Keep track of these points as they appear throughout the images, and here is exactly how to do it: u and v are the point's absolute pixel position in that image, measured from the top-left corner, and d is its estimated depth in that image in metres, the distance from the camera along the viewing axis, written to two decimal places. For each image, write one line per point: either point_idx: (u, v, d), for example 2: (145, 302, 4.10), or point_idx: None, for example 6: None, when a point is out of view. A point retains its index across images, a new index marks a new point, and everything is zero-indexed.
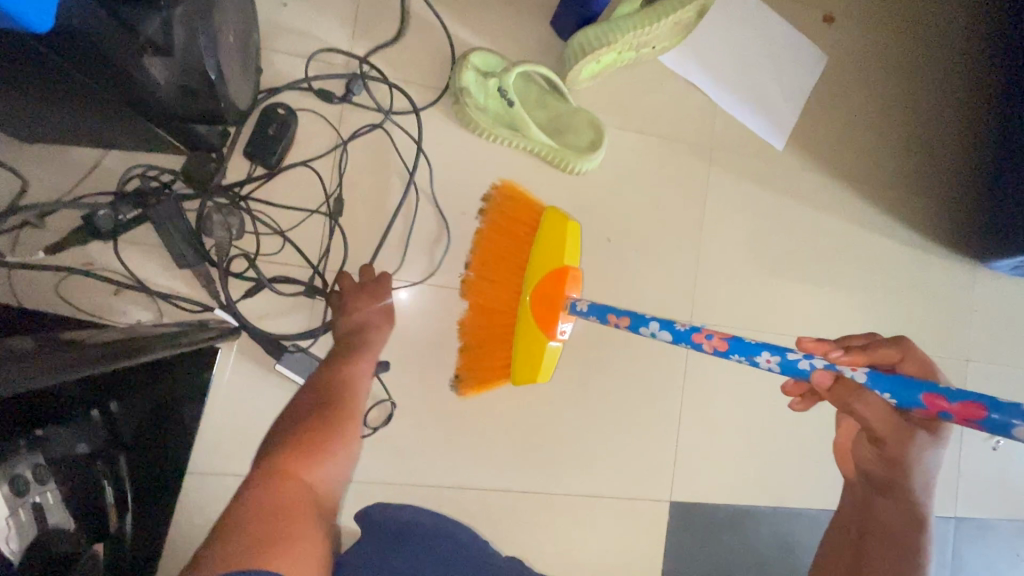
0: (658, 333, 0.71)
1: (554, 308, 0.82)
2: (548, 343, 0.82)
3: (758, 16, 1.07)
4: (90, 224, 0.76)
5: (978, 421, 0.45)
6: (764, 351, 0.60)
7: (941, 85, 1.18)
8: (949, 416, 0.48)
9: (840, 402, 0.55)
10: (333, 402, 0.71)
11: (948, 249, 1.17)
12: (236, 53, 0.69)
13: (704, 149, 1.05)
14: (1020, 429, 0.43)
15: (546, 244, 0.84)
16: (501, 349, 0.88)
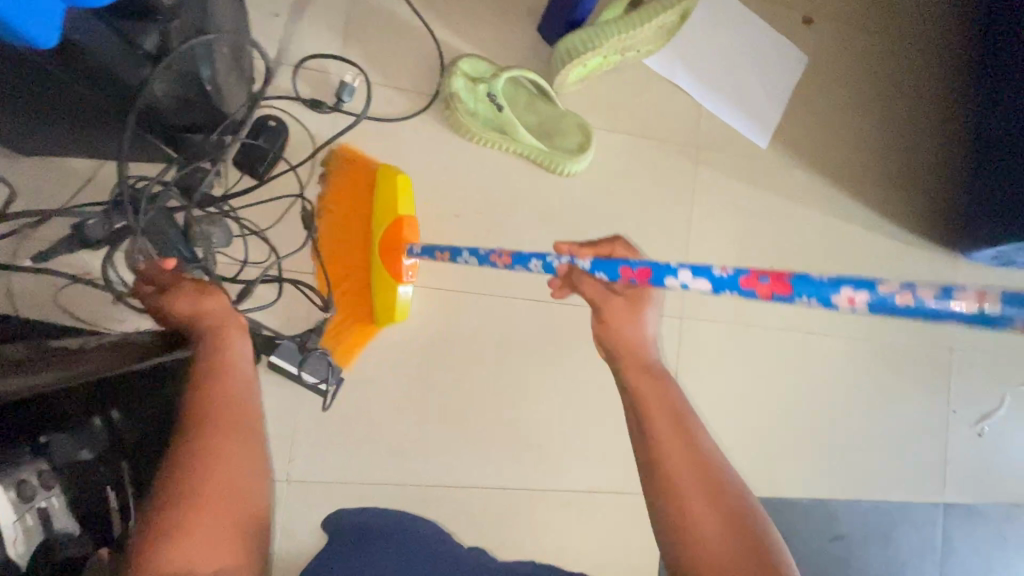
0: (468, 259, 0.74)
1: (394, 254, 0.85)
2: (397, 284, 0.85)
3: (739, 19, 1.10)
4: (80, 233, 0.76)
5: (647, 279, 0.50)
6: (532, 258, 0.66)
7: (917, 82, 1.21)
8: (636, 282, 0.52)
9: (570, 281, 0.69)
10: (214, 415, 0.55)
11: (929, 242, 1.21)
12: (230, 63, 0.71)
13: (690, 149, 1.08)
14: (666, 279, 0.48)
15: (382, 200, 0.86)
16: (364, 302, 0.90)
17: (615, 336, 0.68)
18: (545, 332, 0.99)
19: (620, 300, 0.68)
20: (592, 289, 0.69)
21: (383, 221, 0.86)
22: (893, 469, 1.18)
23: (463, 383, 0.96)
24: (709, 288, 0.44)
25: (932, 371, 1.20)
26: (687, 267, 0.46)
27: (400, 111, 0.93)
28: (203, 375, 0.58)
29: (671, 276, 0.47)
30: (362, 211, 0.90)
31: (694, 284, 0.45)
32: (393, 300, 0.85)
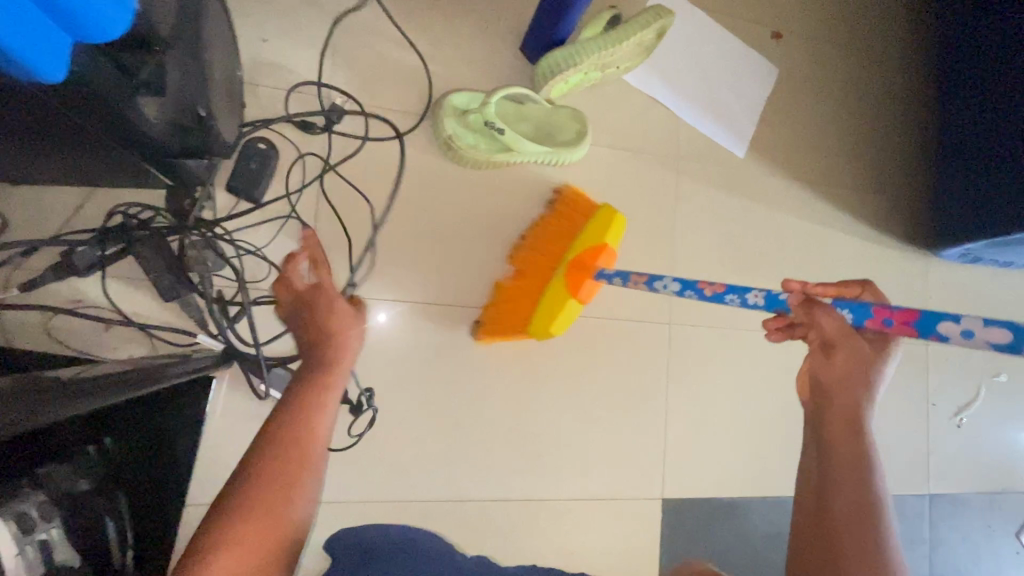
0: (666, 287, 0.79)
1: (584, 274, 0.89)
2: (571, 300, 0.88)
3: (712, 34, 1.15)
4: (66, 261, 0.75)
5: (914, 321, 0.50)
6: (752, 289, 0.67)
7: (882, 90, 1.27)
8: (892, 323, 0.53)
9: (807, 317, 0.60)
10: (292, 453, 0.56)
11: (901, 242, 1.26)
12: (223, 91, 0.72)
13: (671, 159, 1.12)
14: (940, 325, 0.48)
15: (588, 231, 0.91)
16: (520, 311, 0.94)
17: (818, 376, 0.63)
18: (538, 343, 1.01)
19: (858, 343, 0.60)
20: (834, 329, 0.59)
21: (581, 246, 0.91)
22: None
23: (461, 397, 0.96)
24: (1003, 343, 0.43)
25: (911, 367, 1.25)
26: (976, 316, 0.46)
27: (390, 130, 0.95)
28: (293, 402, 0.60)
29: (943, 320, 0.48)
30: (569, 224, 0.96)
31: (987, 335, 0.44)
32: (560, 311, 0.88)
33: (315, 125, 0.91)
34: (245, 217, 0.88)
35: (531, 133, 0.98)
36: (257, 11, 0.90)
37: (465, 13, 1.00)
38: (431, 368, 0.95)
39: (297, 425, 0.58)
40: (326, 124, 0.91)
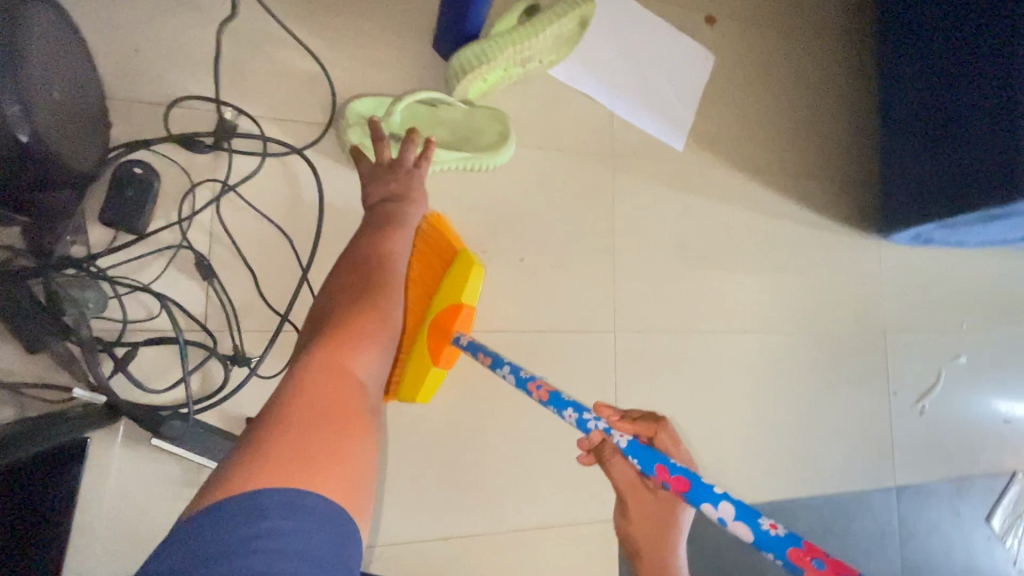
0: (508, 376, 0.74)
1: (441, 337, 0.79)
2: (432, 367, 0.79)
3: (641, 21, 1.09)
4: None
5: (685, 492, 0.56)
6: (568, 407, 0.68)
7: (824, 71, 1.22)
8: (669, 485, 0.58)
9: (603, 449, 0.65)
10: (377, 294, 0.62)
11: (852, 228, 1.21)
12: (65, 109, 0.63)
13: (606, 157, 1.05)
14: (704, 504, 0.54)
15: (449, 284, 0.78)
16: (391, 361, 0.83)
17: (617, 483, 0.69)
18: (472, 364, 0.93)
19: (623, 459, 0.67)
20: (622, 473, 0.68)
21: (438, 306, 0.79)
22: (843, 457, 1.17)
23: (388, 431, 0.88)
24: (751, 540, 0.50)
25: (870, 356, 1.21)
26: (729, 503, 0.52)
27: (289, 144, 0.86)
28: (374, 267, 0.66)
29: (707, 501, 0.54)
30: (425, 270, 0.82)
31: (735, 526, 0.51)
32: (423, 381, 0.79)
33: (202, 142, 0.82)
34: (126, 249, 0.78)
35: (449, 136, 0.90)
36: (124, 18, 0.80)
37: (369, 11, 0.91)
38: None
39: (385, 283, 0.64)
40: (214, 140, 0.82)
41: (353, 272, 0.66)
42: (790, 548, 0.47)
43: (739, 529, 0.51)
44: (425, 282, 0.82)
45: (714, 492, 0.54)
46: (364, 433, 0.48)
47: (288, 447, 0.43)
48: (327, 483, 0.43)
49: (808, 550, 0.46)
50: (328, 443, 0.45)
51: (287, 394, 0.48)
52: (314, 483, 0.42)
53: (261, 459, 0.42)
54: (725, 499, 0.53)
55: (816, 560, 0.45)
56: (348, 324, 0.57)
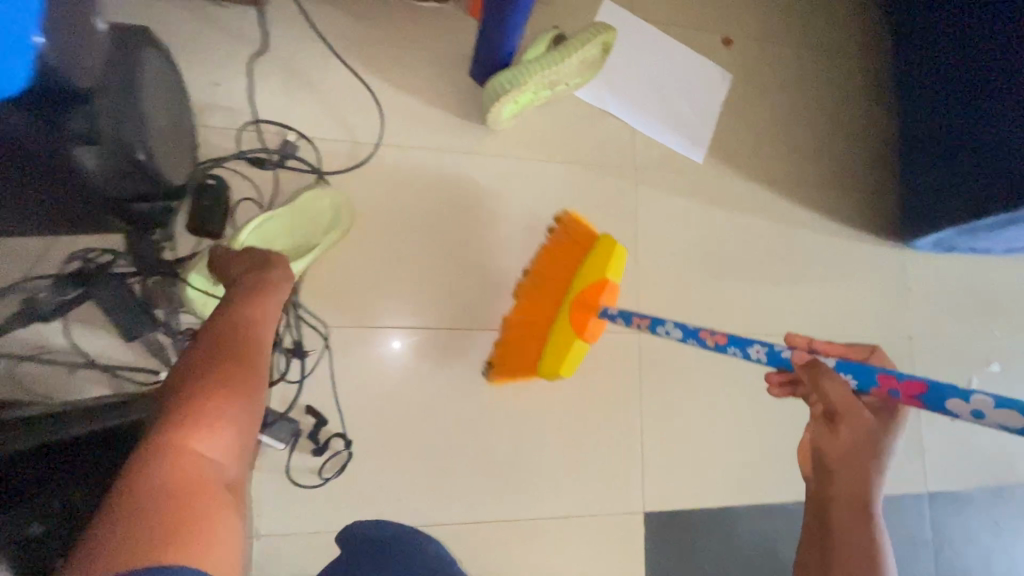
0: (671, 332, 0.82)
1: (586, 310, 0.86)
2: (577, 340, 0.86)
3: (661, 45, 1.17)
4: (29, 309, 0.79)
5: (920, 394, 0.55)
6: (754, 344, 0.72)
7: (841, 87, 1.28)
8: (897, 394, 0.57)
9: (813, 382, 0.64)
10: (232, 362, 0.59)
11: (874, 236, 1.24)
12: (167, 135, 0.75)
13: (628, 169, 1.13)
14: (949, 402, 0.52)
15: (593, 262, 0.87)
16: (533, 344, 0.93)
17: (822, 450, 0.67)
18: None
19: (863, 414, 0.63)
20: (840, 398, 0.62)
21: (582, 282, 0.87)
22: None
23: (428, 420, 0.96)
24: (1021, 426, 0.48)
25: (896, 361, 1.22)
26: (983, 394, 0.50)
27: (343, 162, 0.98)
28: (237, 335, 0.63)
29: (952, 396, 0.52)
30: (571, 258, 0.93)
31: (999, 416, 0.49)
32: (567, 352, 0.85)
33: (270, 161, 0.93)
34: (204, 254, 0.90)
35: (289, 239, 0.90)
36: (209, 57, 0.94)
37: (414, 44, 1.03)
38: (396, 393, 0.95)
39: (244, 352, 0.62)
40: (281, 158, 0.94)
41: (216, 339, 0.62)
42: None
43: (1006, 416, 0.48)
44: (567, 271, 0.93)
45: (964, 389, 0.52)
46: (230, 501, 0.53)
47: (151, 524, 0.46)
48: (195, 555, 0.46)
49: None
50: (194, 513, 0.48)
51: (133, 476, 0.48)
52: (174, 557, 0.45)
53: (117, 537, 0.44)
54: (976, 392, 0.51)
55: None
56: (195, 405, 0.54)
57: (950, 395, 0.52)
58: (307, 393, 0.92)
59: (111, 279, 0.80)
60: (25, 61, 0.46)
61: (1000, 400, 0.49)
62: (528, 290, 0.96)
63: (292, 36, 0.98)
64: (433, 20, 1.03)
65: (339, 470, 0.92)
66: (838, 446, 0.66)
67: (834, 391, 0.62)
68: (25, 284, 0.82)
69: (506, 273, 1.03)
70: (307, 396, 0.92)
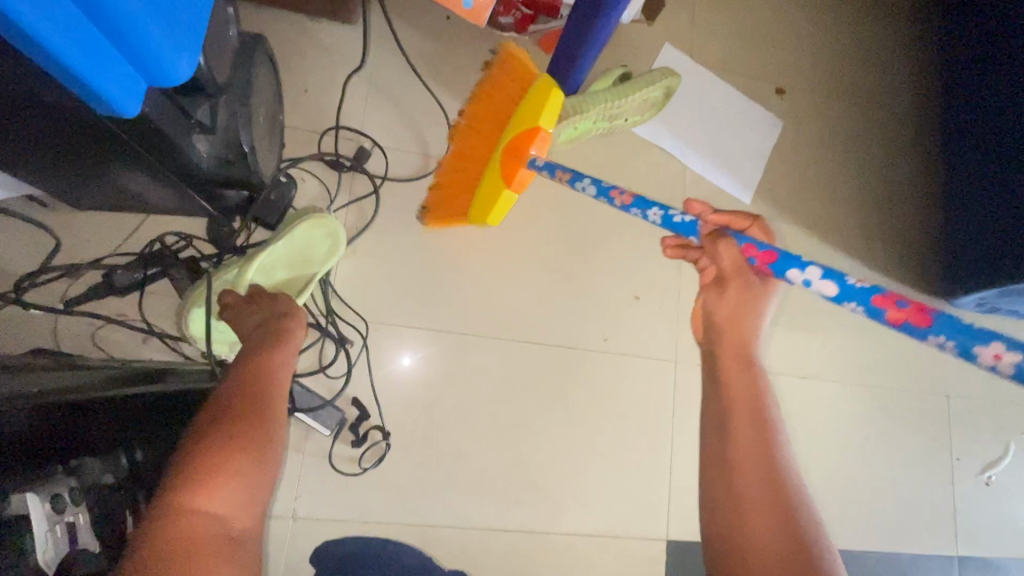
0: (588, 188, 0.85)
1: (516, 162, 0.85)
2: (504, 189, 0.86)
3: (715, 90, 1.23)
4: (108, 281, 0.84)
5: (772, 263, 0.63)
6: (653, 207, 0.77)
7: (888, 142, 1.31)
8: (754, 259, 0.65)
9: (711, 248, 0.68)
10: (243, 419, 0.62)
11: (913, 290, 1.25)
12: (264, 131, 0.82)
13: (676, 203, 1.17)
14: (790, 272, 0.61)
15: (525, 109, 0.85)
16: (462, 193, 0.95)
17: (711, 312, 0.71)
18: (542, 374, 1.04)
19: (750, 279, 0.68)
20: (728, 261, 0.67)
21: (512, 131, 0.86)
22: (897, 517, 1.16)
23: (464, 423, 0.99)
24: (835, 294, 0.57)
25: (931, 417, 1.21)
26: (817, 268, 0.59)
27: (410, 171, 1.04)
28: (250, 388, 0.66)
29: (796, 268, 0.61)
30: (504, 117, 0.90)
31: (822, 286, 0.58)
32: (496, 200, 0.86)
33: (344, 164, 1.00)
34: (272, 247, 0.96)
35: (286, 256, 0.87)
36: (301, 66, 1.03)
37: (485, 70, 1.10)
38: (437, 394, 0.99)
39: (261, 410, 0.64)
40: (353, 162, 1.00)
41: (238, 393, 0.65)
42: (876, 295, 0.54)
43: (828, 284, 0.58)
44: (500, 119, 0.91)
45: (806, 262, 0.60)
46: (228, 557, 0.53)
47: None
48: None
49: (888, 300, 0.53)
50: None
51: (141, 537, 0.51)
52: None
53: None
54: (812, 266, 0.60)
55: (900, 303, 0.52)
56: (208, 464, 0.57)
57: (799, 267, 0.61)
58: (354, 386, 0.96)
59: (184, 265, 0.86)
60: (192, 63, 0.54)
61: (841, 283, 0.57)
62: (450, 165, 0.97)
63: (376, 54, 1.06)
64: None
65: (377, 462, 0.95)
66: (726, 309, 0.70)
67: (727, 256, 0.67)
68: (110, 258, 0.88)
69: (552, 290, 1.07)
70: (354, 388, 0.96)
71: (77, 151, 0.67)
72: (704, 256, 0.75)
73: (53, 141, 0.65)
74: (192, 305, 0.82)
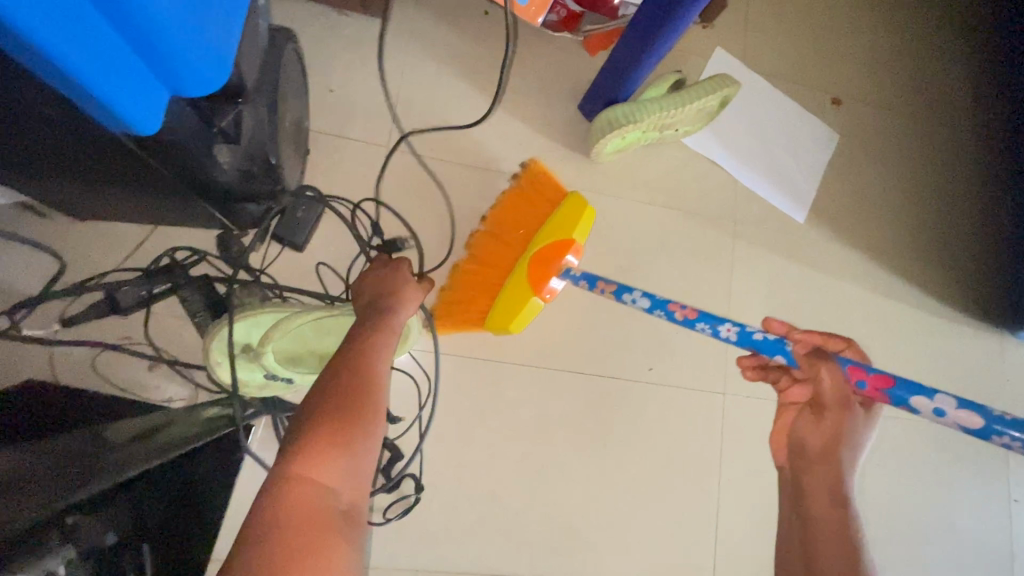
0: (640, 300, 0.80)
1: (546, 267, 0.80)
2: (532, 297, 0.80)
3: (767, 98, 1.14)
4: (110, 301, 0.74)
5: (888, 388, 0.60)
6: (725, 324, 0.72)
7: (946, 159, 1.22)
8: (864, 385, 0.61)
9: (811, 369, 0.64)
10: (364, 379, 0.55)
11: (972, 319, 1.17)
12: (290, 138, 0.73)
13: (725, 220, 1.08)
14: (915, 398, 0.58)
15: (560, 219, 0.82)
16: (482, 298, 0.84)
17: (801, 439, 0.68)
18: (581, 407, 0.95)
19: (848, 413, 0.64)
20: (831, 389, 0.64)
21: (546, 238, 0.81)
22: (952, 563, 1.09)
23: (500, 460, 0.91)
24: (978, 426, 0.56)
25: (988, 456, 1.14)
26: (946, 396, 0.57)
27: (444, 183, 0.95)
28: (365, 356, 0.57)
29: (922, 394, 0.58)
30: (529, 223, 0.86)
31: (958, 416, 0.57)
32: (520, 308, 0.80)
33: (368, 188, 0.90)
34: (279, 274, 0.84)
35: (324, 333, 0.72)
36: (326, 63, 0.93)
37: (526, 71, 1.01)
38: (468, 428, 0.91)
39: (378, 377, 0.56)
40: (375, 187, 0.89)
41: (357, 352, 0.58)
42: None
43: (969, 415, 0.56)
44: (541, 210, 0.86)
45: (928, 390, 0.58)
46: (345, 535, 0.45)
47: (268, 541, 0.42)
48: None
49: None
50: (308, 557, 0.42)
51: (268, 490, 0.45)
52: None
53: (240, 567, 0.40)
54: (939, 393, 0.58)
55: None
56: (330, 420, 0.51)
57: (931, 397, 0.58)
58: None
59: (197, 286, 0.76)
60: (218, 72, 0.45)
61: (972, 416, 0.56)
62: (462, 270, 0.86)
63: (411, 52, 0.97)
64: (547, 51, 1.02)
65: (404, 511, 0.86)
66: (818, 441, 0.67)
67: (832, 383, 0.63)
68: (110, 276, 0.78)
69: (594, 315, 0.98)
70: None
71: (82, 164, 0.58)
72: (787, 375, 0.72)
73: (60, 159, 0.57)
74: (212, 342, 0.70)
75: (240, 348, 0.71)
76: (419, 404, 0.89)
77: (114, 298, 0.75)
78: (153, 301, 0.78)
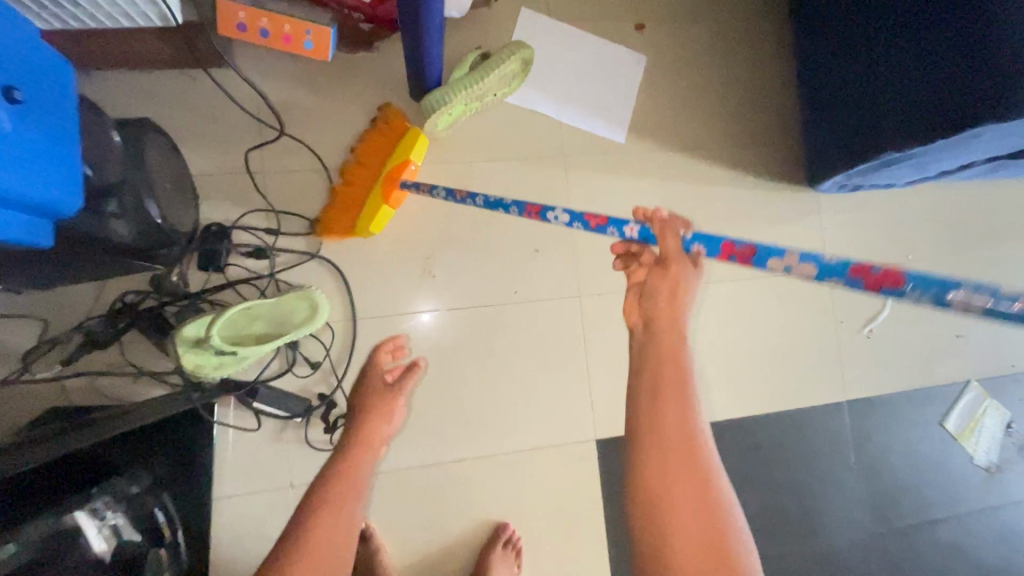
0: (478, 202, 1.05)
1: (394, 182, 1.10)
2: (385, 204, 1.10)
3: (575, 42, 1.33)
4: (90, 340, 1.04)
5: (890, 284, 0.61)
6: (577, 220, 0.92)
7: (751, 50, 1.39)
8: (872, 277, 0.62)
9: (660, 230, 0.78)
10: (330, 500, 0.77)
11: (788, 185, 1.39)
12: (173, 195, 0.98)
13: (558, 157, 1.31)
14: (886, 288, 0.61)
15: (401, 150, 1.10)
16: (354, 209, 1.14)
17: (650, 294, 0.72)
18: (466, 331, 1.23)
19: (685, 267, 0.74)
20: (670, 242, 0.76)
21: (392, 160, 1.10)
22: (797, 379, 1.38)
23: (411, 385, 1.20)
24: (897, 292, 0.60)
25: (816, 292, 1.40)
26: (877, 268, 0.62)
27: (314, 188, 1.19)
28: (328, 494, 0.78)
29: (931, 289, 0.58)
30: (382, 154, 1.14)
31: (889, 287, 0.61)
32: (376, 214, 1.09)
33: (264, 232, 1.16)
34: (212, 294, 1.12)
35: (259, 318, 1.07)
36: (194, 118, 1.15)
37: (357, 77, 1.21)
38: (382, 368, 1.19)
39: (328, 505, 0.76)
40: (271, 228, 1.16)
41: (330, 487, 0.80)
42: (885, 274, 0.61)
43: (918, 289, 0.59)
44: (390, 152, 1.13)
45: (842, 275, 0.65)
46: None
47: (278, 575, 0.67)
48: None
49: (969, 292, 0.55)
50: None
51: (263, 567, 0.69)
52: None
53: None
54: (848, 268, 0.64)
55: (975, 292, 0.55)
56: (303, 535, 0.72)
57: (951, 289, 0.57)
58: (312, 378, 1.17)
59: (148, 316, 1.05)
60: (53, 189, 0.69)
61: (946, 288, 0.57)
62: (344, 188, 1.15)
63: (259, 89, 1.17)
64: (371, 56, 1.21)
65: None
66: (677, 306, 0.70)
67: (669, 240, 0.76)
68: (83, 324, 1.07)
69: (461, 260, 1.24)
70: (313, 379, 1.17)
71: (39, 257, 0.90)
72: (637, 262, 0.83)
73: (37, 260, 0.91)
74: (177, 345, 1.01)
75: (194, 345, 1.02)
76: (326, 347, 1.17)
77: (91, 338, 1.04)
78: (121, 335, 1.06)
